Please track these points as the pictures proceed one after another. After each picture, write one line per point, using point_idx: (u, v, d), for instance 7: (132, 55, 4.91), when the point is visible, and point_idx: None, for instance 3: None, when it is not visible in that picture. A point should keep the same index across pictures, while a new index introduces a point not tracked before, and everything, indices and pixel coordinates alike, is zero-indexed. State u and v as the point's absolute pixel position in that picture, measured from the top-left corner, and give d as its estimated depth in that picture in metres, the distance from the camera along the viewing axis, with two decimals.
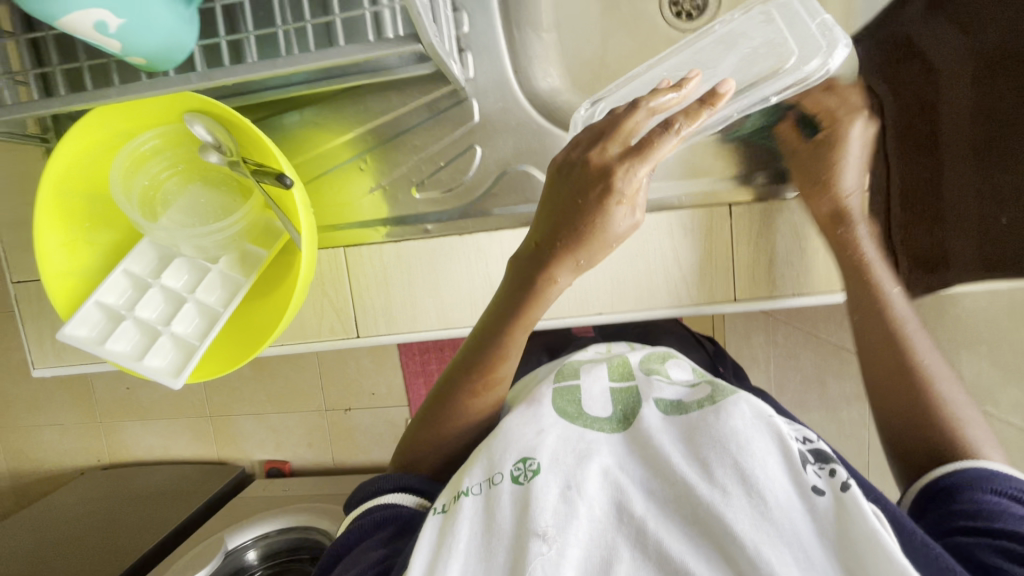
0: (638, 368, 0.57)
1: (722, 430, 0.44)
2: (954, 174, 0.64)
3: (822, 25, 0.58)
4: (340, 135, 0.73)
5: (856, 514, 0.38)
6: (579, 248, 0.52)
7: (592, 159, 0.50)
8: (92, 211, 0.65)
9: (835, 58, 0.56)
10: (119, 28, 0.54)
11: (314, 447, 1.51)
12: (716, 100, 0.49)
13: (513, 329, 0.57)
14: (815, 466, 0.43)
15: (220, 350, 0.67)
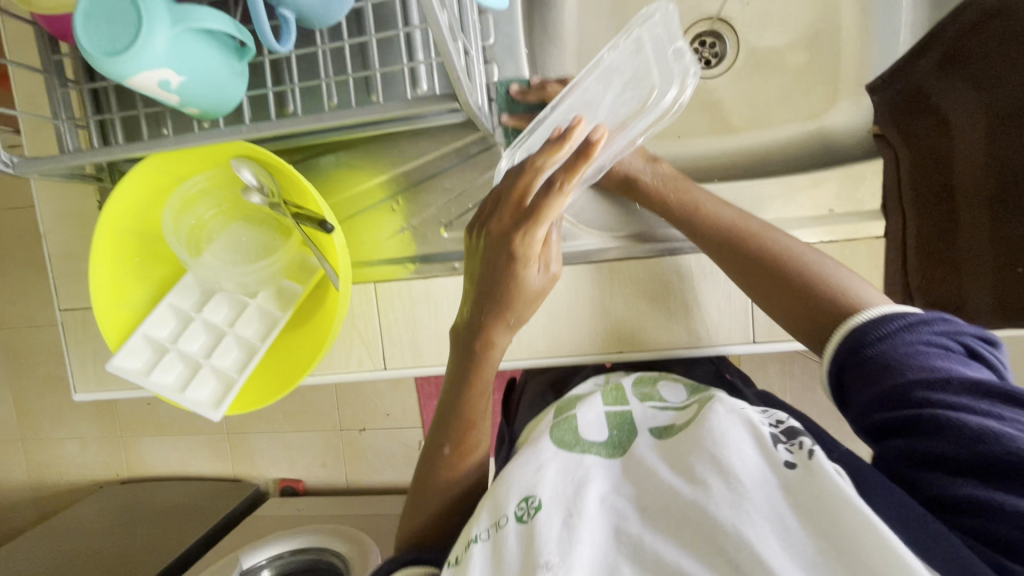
0: (631, 397, 0.62)
1: (703, 434, 0.48)
2: (968, 222, 0.66)
3: (676, 51, 0.58)
4: (374, 177, 0.77)
5: (819, 473, 0.42)
6: (503, 310, 0.59)
7: (492, 229, 0.57)
8: (143, 250, 0.70)
9: (687, 87, 0.57)
10: (180, 84, 0.59)
11: (328, 467, 1.53)
12: (591, 149, 0.50)
13: (472, 395, 0.62)
14: (785, 445, 0.46)
15: (258, 381, 0.70)
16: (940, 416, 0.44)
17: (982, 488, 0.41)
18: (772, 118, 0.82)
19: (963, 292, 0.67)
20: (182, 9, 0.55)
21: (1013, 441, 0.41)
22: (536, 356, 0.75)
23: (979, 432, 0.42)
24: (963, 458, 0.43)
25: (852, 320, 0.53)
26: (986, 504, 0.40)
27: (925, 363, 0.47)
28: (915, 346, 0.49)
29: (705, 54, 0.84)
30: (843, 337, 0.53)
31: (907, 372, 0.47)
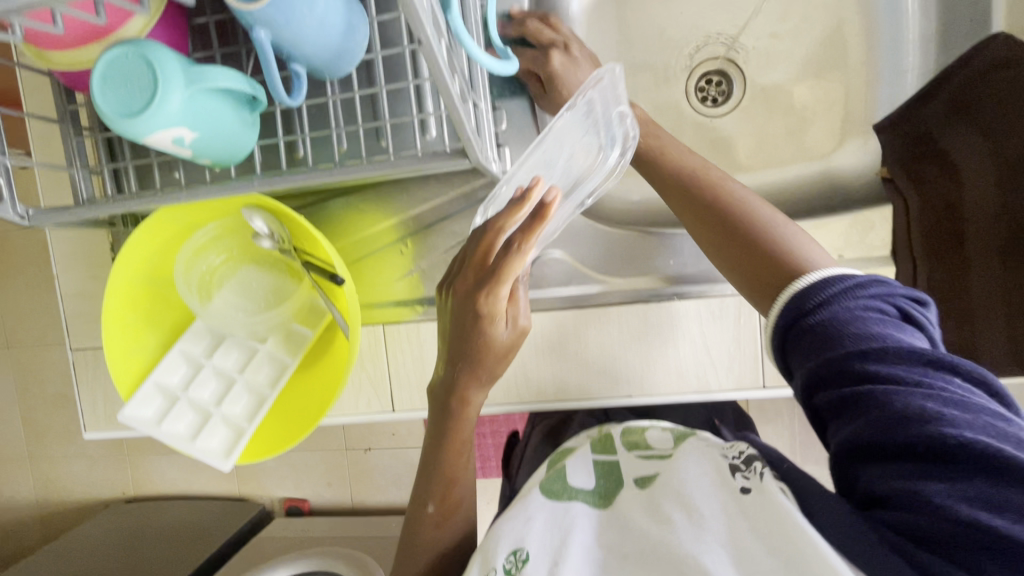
0: (620, 442, 0.64)
1: (674, 481, 0.52)
2: (980, 270, 0.66)
3: (620, 114, 0.64)
4: (383, 221, 0.78)
5: (768, 494, 0.46)
6: (476, 368, 0.61)
7: (459, 288, 0.58)
8: (155, 297, 0.71)
9: (628, 150, 0.66)
10: (194, 140, 0.59)
11: (333, 487, 1.53)
12: (546, 212, 0.53)
13: (450, 446, 0.65)
14: (743, 472, 0.50)
15: (269, 427, 0.71)
16: (868, 398, 0.41)
17: (903, 475, 0.39)
18: (780, 156, 0.82)
19: (976, 342, 0.67)
20: (196, 70, 0.56)
21: (937, 424, 0.38)
22: (544, 400, 0.75)
23: (904, 416, 0.40)
24: (887, 441, 0.40)
25: (794, 287, 0.49)
26: (907, 495, 0.39)
27: (859, 334, 0.44)
28: (850, 314, 0.45)
29: (712, 91, 0.84)
30: (784, 305, 0.49)
31: (841, 346, 0.44)
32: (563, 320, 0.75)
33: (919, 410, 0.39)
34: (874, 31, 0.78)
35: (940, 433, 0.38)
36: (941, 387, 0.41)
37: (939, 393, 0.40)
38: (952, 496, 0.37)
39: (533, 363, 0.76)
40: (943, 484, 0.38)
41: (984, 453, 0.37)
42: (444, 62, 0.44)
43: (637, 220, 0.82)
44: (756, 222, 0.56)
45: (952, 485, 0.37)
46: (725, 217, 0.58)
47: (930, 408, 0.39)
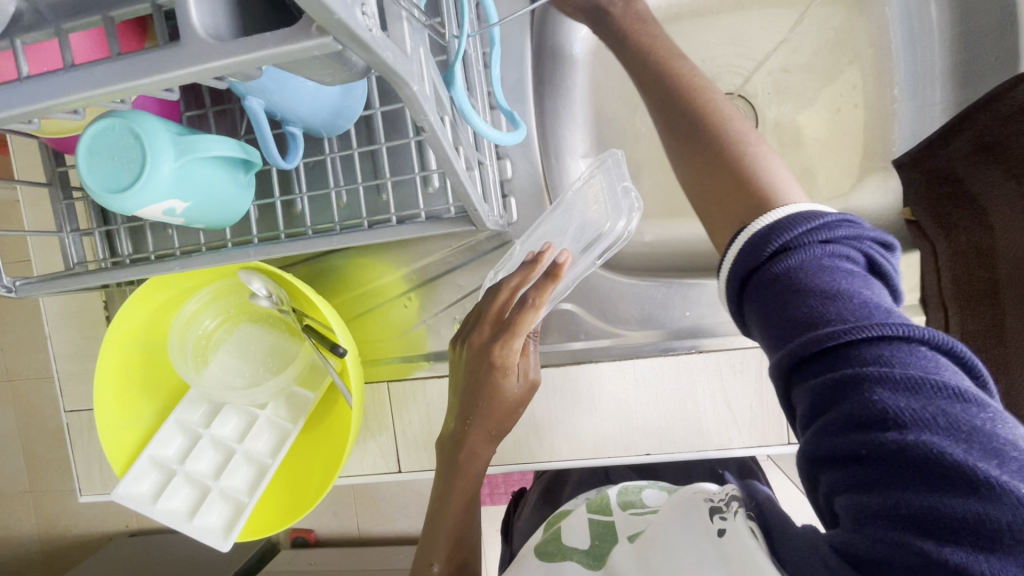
0: (615, 501, 0.66)
1: (658, 540, 0.51)
2: (1016, 322, 0.62)
3: (626, 189, 0.60)
4: (386, 274, 0.75)
5: (739, 532, 0.43)
6: (485, 421, 0.57)
7: (473, 342, 0.56)
8: (150, 364, 0.68)
9: (631, 221, 0.58)
10: (186, 210, 0.57)
11: (340, 516, 1.49)
12: (559, 271, 0.51)
13: (458, 508, 0.59)
14: (722, 513, 0.48)
15: (273, 498, 0.67)
16: (813, 387, 0.34)
17: (848, 486, 0.32)
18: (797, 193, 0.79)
19: (1016, 392, 0.62)
20: (187, 140, 0.53)
21: (883, 424, 0.31)
22: (557, 461, 0.72)
23: (848, 411, 0.32)
24: (830, 443, 0.33)
25: (749, 234, 0.42)
26: (851, 512, 0.31)
27: (810, 301, 0.36)
28: (803, 274, 0.38)
29: None
30: (736, 262, 0.42)
31: (788, 319, 0.37)
32: (576, 375, 0.72)
33: (867, 403, 0.31)
34: (892, 66, 0.75)
35: (884, 433, 0.30)
36: (898, 366, 0.32)
37: (895, 376, 0.32)
38: (896, 518, 0.30)
39: (544, 421, 0.73)
40: (885, 497, 0.30)
41: (937, 460, 0.29)
42: (449, 143, 0.41)
43: (649, 265, 0.79)
44: (720, 152, 0.48)
45: (899, 499, 0.30)
46: (689, 150, 0.49)
47: (878, 399, 0.31)
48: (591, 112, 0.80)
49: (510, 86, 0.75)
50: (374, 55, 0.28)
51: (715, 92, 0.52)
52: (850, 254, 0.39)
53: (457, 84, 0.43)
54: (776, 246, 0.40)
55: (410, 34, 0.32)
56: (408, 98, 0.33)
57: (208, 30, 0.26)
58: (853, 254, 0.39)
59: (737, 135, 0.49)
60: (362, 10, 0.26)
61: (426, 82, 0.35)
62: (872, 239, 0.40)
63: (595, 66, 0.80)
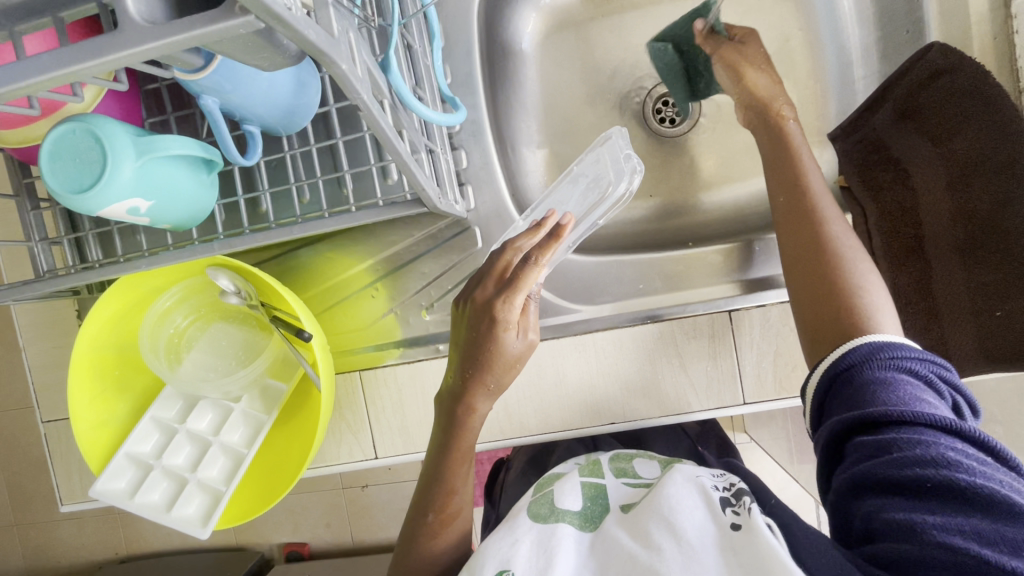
0: (608, 468, 0.68)
1: (661, 502, 0.55)
2: (942, 271, 0.68)
3: (627, 156, 0.70)
4: (354, 265, 0.78)
5: (756, 528, 0.49)
6: (485, 375, 0.57)
7: (477, 298, 0.57)
8: (123, 364, 0.70)
9: (633, 182, 0.70)
10: (149, 208, 0.59)
11: (333, 527, 1.49)
12: (562, 232, 0.58)
13: (454, 464, 0.61)
14: (734, 507, 0.54)
15: (251, 487, 0.69)
16: (893, 438, 0.47)
17: (907, 508, 0.44)
18: (741, 172, 0.84)
19: (946, 339, 0.68)
20: (147, 140, 0.55)
21: (954, 469, 0.44)
22: (529, 434, 0.75)
23: (923, 456, 0.45)
24: (900, 479, 0.45)
25: (853, 341, 0.55)
26: (906, 523, 0.43)
27: (896, 389, 0.50)
28: (892, 368, 0.52)
29: (669, 112, 0.86)
30: (835, 355, 0.56)
31: (878, 394, 0.50)
32: (541, 351, 0.75)
33: (941, 455, 0.45)
34: (819, 46, 0.80)
35: (952, 474, 0.43)
36: (962, 444, 0.46)
37: (961, 448, 0.45)
38: (953, 531, 0.41)
39: (513, 400, 0.75)
40: (942, 517, 0.42)
41: (989, 498, 0.42)
42: (388, 125, 0.44)
43: (606, 245, 0.82)
44: (829, 271, 0.61)
45: (952, 520, 0.42)
46: (803, 268, 0.62)
47: (946, 459, 0.44)
48: (542, 104, 0.85)
49: (461, 81, 0.77)
50: (297, 33, 0.30)
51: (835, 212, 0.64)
52: (939, 383, 0.52)
53: (394, 70, 0.45)
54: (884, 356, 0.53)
55: (337, 19, 0.35)
56: (338, 76, 0.36)
57: (142, 16, 0.29)
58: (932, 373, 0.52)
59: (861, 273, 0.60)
60: None
61: (357, 63, 0.38)
62: (961, 387, 0.53)
63: (543, 60, 0.85)
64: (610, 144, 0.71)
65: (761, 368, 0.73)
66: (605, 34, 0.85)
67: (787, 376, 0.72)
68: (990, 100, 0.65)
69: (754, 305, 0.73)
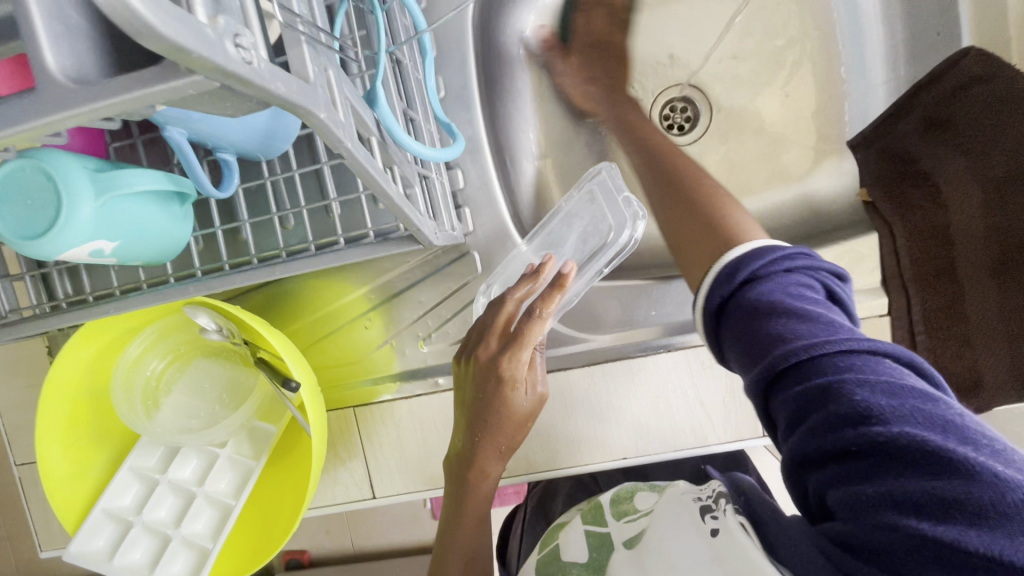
0: (609, 512, 0.63)
1: (654, 545, 0.50)
2: (975, 294, 0.63)
3: (627, 200, 0.66)
4: (345, 294, 0.73)
5: (734, 533, 0.43)
6: (496, 437, 0.55)
7: (479, 356, 0.55)
8: (96, 411, 0.64)
9: (638, 227, 0.65)
10: (115, 249, 0.53)
11: (333, 534, 1.42)
12: (564, 281, 0.53)
13: (466, 525, 0.59)
14: (712, 511, 0.47)
15: (242, 538, 0.65)
16: (805, 391, 0.38)
17: (846, 477, 0.35)
18: (755, 182, 0.79)
19: (978, 366, 0.62)
20: (107, 176, 0.49)
21: (869, 417, 0.35)
22: (535, 472, 0.71)
23: (838, 411, 0.36)
24: (823, 444, 0.36)
25: (717, 269, 0.49)
26: (852, 500, 0.35)
27: (781, 318, 0.42)
28: (766, 297, 0.44)
29: (677, 117, 0.80)
30: (711, 289, 0.49)
31: (766, 334, 0.42)
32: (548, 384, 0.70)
33: (853, 401, 0.36)
34: (841, 47, 0.75)
35: (871, 429, 0.34)
36: (868, 370, 0.37)
37: (868, 377, 0.37)
38: (890, 504, 0.33)
39: None
40: (875, 485, 0.34)
41: (915, 445, 0.33)
42: (376, 168, 0.39)
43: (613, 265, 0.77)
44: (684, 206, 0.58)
45: (885, 487, 0.34)
46: (665, 203, 0.60)
47: (861, 399, 0.36)
48: (542, 114, 0.79)
49: (455, 92, 0.71)
50: (262, 89, 0.25)
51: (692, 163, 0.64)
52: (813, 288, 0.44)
53: (381, 101, 0.39)
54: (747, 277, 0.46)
55: (313, 58, 0.30)
56: (316, 126, 0.30)
57: (66, 73, 0.24)
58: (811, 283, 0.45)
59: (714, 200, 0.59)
60: (235, 42, 0.22)
61: (339, 106, 0.32)
62: (832, 280, 0.46)
63: (543, 66, 0.79)
64: (602, 183, 0.69)
65: None
66: (610, 35, 0.79)
67: None
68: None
69: None
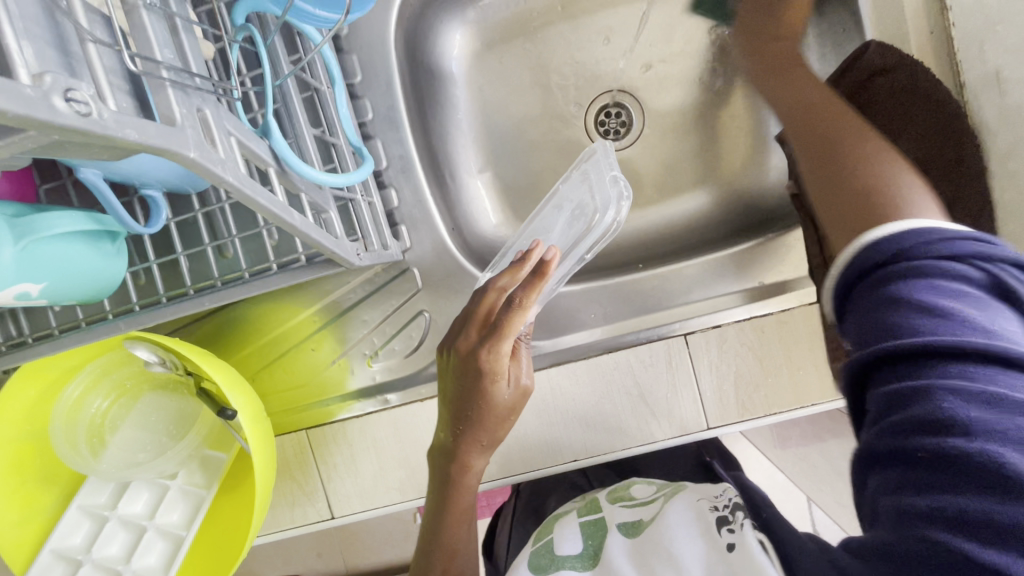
0: (606, 501, 0.66)
1: (664, 540, 0.53)
2: None
3: (614, 178, 0.61)
4: (291, 318, 0.73)
5: (751, 548, 0.47)
6: (477, 433, 0.56)
7: (461, 347, 0.55)
8: (42, 453, 0.64)
9: (621, 210, 0.60)
10: (43, 290, 0.54)
11: (325, 557, 1.39)
12: (546, 268, 0.53)
13: (452, 523, 0.60)
14: (729, 525, 0.52)
15: (196, 567, 0.65)
16: (899, 389, 0.38)
17: (907, 488, 0.35)
18: (692, 180, 0.81)
19: None
20: (27, 221, 0.49)
21: (951, 432, 0.34)
22: (491, 480, 0.71)
23: (927, 419, 0.35)
24: (893, 443, 0.37)
25: (854, 247, 0.44)
26: (900, 510, 0.35)
27: (918, 308, 0.39)
28: (922, 280, 0.40)
29: (613, 123, 0.82)
30: (845, 267, 0.45)
31: (893, 319, 0.40)
32: None
33: (950, 413, 0.35)
34: None
35: (947, 441, 0.34)
36: (969, 381, 0.36)
37: (962, 391, 0.35)
38: (934, 517, 0.33)
39: None
40: (927, 500, 0.34)
41: (988, 467, 0.32)
42: (274, 201, 0.40)
43: None
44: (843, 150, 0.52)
45: (942, 503, 0.33)
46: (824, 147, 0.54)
47: (947, 408, 0.35)
48: (478, 126, 0.81)
49: (383, 113, 0.73)
50: (111, 137, 0.26)
51: (827, 103, 0.58)
52: (960, 280, 0.40)
53: (275, 134, 0.41)
54: (886, 255, 0.42)
55: (182, 101, 0.31)
56: (189, 165, 0.31)
57: None
58: (1002, 272, 0.39)
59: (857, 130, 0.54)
60: (67, 96, 0.24)
61: (218, 144, 0.33)
62: (1000, 262, 0.40)
63: (474, 82, 0.81)
64: (592, 158, 0.64)
65: (724, 389, 0.69)
66: (535, 49, 0.81)
67: (751, 395, 0.69)
68: (933, 95, 0.63)
69: (709, 326, 0.70)
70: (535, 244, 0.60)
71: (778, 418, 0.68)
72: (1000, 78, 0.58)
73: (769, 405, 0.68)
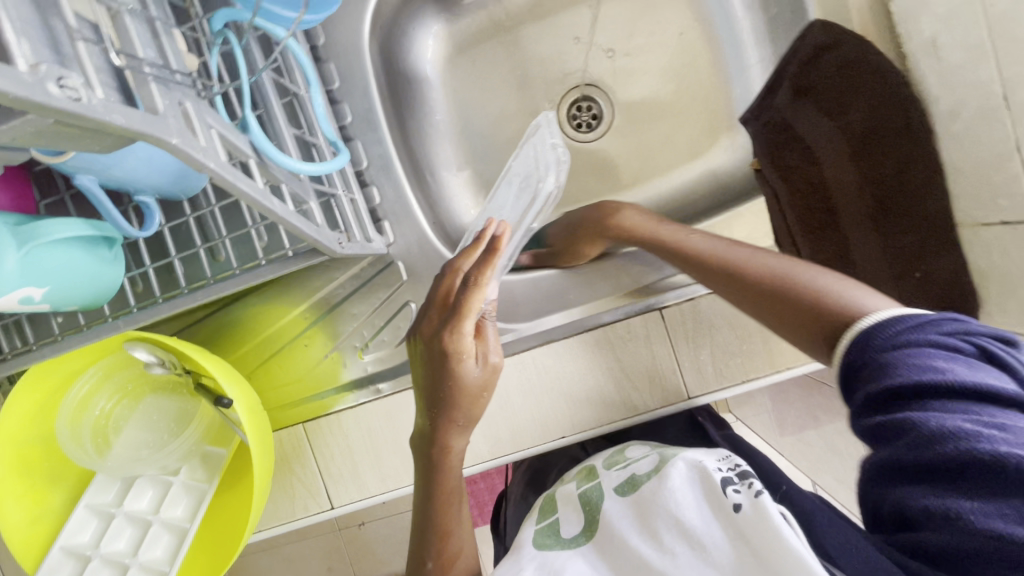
0: (602, 468, 0.69)
1: (664, 497, 0.55)
2: (861, 242, 0.69)
3: (554, 146, 0.64)
4: (283, 315, 0.77)
5: (760, 509, 0.46)
6: (452, 413, 0.58)
7: (424, 330, 0.58)
8: (49, 456, 0.67)
9: (563, 172, 0.63)
10: (45, 294, 0.57)
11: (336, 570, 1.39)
12: (498, 245, 0.58)
13: (444, 504, 0.61)
14: (735, 486, 0.51)
15: (202, 558, 0.67)
16: (894, 420, 0.38)
17: (936, 494, 0.36)
18: (662, 165, 0.84)
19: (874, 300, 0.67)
20: (28, 227, 0.53)
21: (973, 442, 0.35)
22: (483, 462, 0.74)
23: (934, 433, 0.36)
24: (912, 460, 0.37)
25: (850, 335, 0.43)
26: (939, 512, 0.36)
27: (916, 362, 0.38)
28: (909, 343, 0.39)
29: (584, 116, 0.86)
30: (846, 348, 0.43)
31: (897, 371, 0.39)
32: None
33: (952, 431, 0.35)
34: (715, 34, 0.81)
35: (970, 453, 0.35)
36: (984, 412, 0.36)
37: (977, 417, 0.36)
38: (983, 513, 0.35)
39: None
40: (970, 501, 0.35)
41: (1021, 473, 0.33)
42: (257, 189, 0.43)
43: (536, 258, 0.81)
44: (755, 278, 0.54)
45: (985, 506, 0.35)
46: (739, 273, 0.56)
47: (960, 429, 0.35)
48: (455, 126, 0.85)
49: (362, 117, 0.76)
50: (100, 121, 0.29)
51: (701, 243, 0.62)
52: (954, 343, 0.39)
53: (253, 128, 0.44)
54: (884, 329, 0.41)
55: (164, 93, 0.35)
56: (171, 150, 0.35)
57: None
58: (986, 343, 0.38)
59: (771, 261, 0.55)
60: (59, 83, 0.27)
61: (200, 133, 0.37)
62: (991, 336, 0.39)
63: (448, 84, 0.85)
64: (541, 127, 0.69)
65: (702, 359, 0.72)
66: (505, 50, 0.85)
67: (728, 363, 0.71)
68: (875, 68, 0.68)
69: (683, 299, 0.73)
70: (492, 223, 0.62)
71: (755, 383, 0.71)
72: (935, 46, 0.61)
73: (746, 371, 0.71)
